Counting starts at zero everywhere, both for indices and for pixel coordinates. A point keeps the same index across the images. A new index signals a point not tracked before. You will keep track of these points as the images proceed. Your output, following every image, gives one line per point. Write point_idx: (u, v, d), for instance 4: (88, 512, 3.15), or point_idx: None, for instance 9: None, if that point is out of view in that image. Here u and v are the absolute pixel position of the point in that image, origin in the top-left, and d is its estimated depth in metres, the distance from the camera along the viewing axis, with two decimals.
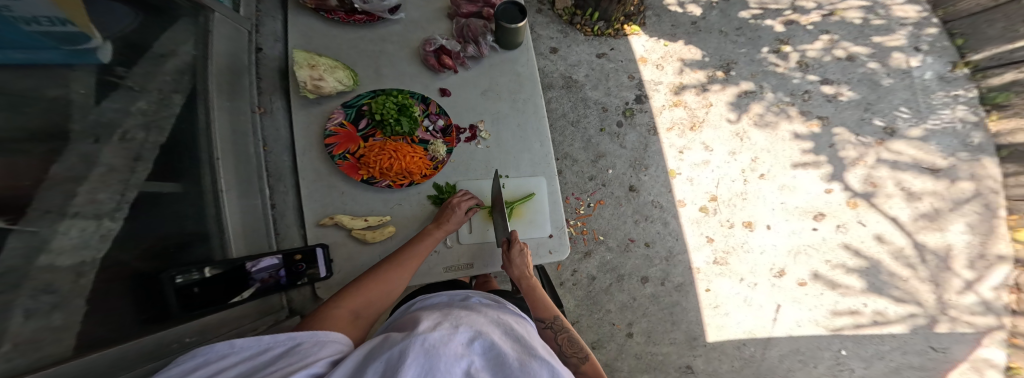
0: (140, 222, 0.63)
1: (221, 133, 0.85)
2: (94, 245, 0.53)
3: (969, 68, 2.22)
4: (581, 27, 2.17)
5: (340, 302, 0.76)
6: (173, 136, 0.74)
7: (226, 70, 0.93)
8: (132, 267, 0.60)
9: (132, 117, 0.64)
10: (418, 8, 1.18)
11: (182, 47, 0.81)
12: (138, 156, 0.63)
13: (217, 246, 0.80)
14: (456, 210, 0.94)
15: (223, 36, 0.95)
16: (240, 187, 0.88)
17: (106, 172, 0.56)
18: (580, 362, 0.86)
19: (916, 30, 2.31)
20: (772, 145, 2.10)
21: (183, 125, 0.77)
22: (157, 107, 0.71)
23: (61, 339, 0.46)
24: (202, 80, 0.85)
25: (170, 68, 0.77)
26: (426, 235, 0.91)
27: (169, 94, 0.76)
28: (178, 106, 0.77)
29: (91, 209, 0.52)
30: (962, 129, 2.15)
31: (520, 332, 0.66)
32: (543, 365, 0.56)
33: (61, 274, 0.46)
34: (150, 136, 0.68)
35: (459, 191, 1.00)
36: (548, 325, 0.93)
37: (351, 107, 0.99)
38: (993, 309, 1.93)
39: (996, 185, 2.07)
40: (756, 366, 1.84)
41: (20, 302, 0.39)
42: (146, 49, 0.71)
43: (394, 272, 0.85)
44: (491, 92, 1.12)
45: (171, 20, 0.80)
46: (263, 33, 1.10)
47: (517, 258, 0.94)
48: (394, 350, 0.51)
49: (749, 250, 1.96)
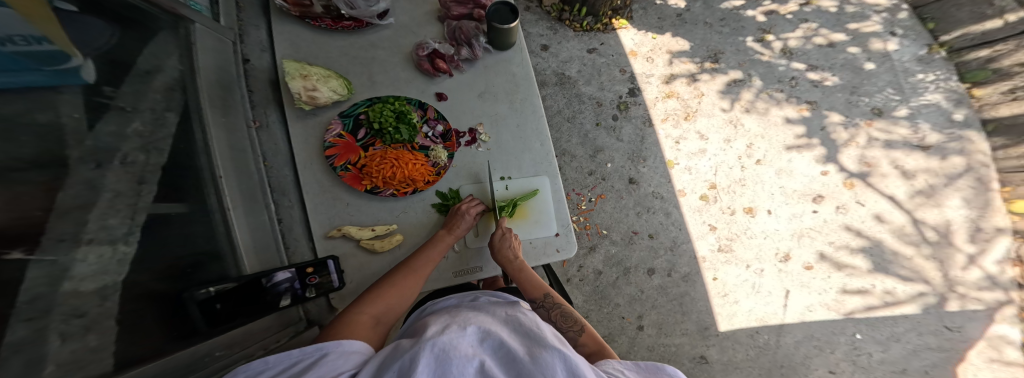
0: (150, 245, 0.62)
1: (220, 150, 0.85)
2: (114, 270, 0.53)
3: (944, 50, 2.19)
4: (569, 23, 2.17)
5: (362, 308, 0.77)
6: (174, 156, 0.73)
7: (217, 86, 0.92)
8: (150, 288, 0.60)
9: (130, 141, 0.62)
10: (407, 12, 1.18)
11: (167, 61, 0.79)
12: (141, 179, 0.62)
13: (230, 264, 0.80)
14: (465, 216, 0.95)
15: (208, 48, 0.94)
16: (247, 205, 0.88)
17: (113, 197, 0.55)
18: (576, 334, 0.85)
19: (890, 16, 2.29)
20: (766, 130, 2.08)
21: (182, 144, 0.76)
22: (153, 127, 0.69)
23: (101, 358, 0.47)
24: (194, 96, 0.83)
25: (158, 85, 0.74)
26: (437, 240, 0.91)
27: (162, 113, 0.73)
28: (173, 125, 0.75)
29: (105, 236, 0.52)
30: (947, 106, 2.11)
31: (530, 323, 0.66)
32: (555, 355, 0.55)
33: (87, 298, 0.47)
34: (150, 158, 0.66)
35: (465, 197, 1.01)
36: (540, 304, 0.94)
37: (349, 116, 0.99)
38: (999, 283, 1.89)
39: (987, 159, 2.03)
40: (771, 353, 1.82)
41: (53, 327, 0.41)
42: (131, 66, 0.68)
43: (412, 277, 0.85)
44: (487, 95, 1.12)
45: (152, 32, 0.77)
46: (248, 42, 1.09)
47: (498, 241, 0.96)
48: (405, 359, 0.52)
49: (752, 236, 1.94)
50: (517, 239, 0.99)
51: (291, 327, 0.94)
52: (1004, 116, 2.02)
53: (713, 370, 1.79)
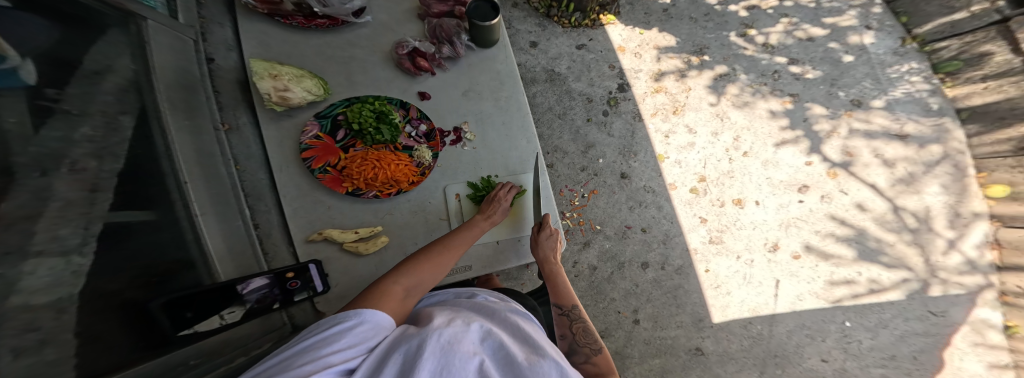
0: (111, 256, 0.60)
1: (184, 155, 0.83)
2: (69, 282, 0.51)
3: (917, 42, 2.23)
4: (558, 19, 2.17)
5: (396, 279, 0.71)
6: (133, 161, 0.70)
7: (177, 86, 0.89)
8: (114, 296, 0.59)
9: (79, 146, 0.58)
10: (385, 10, 1.16)
11: (119, 60, 0.74)
12: (94, 187, 0.59)
13: (203, 273, 0.79)
14: (501, 203, 0.94)
15: (165, 46, 0.91)
16: (219, 211, 0.88)
17: (63, 206, 0.52)
18: (591, 353, 0.79)
19: (865, 11, 2.33)
20: (751, 122, 2.10)
21: (141, 149, 0.73)
22: (106, 131, 0.65)
23: (61, 372, 0.45)
24: (152, 98, 0.80)
25: (110, 86, 0.69)
26: (472, 224, 0.90)
27: (117, 116, 0.69)
28: (128, 130, 0.71)
29: (56, 247, 0.50)
30: (921, 97, 2.15)
31: (529, 331, 0.65)
32: (552, 365, 0.54)
33: (42, 312, 0.45)
34: (103, 164, 0.63)
35: (500, 185, 0.99)
36: (565, 312, 0.91)
37: (326, 117, 0.97)
38: (978, 267, 1.94)
39: (962, 146, 2.07)
40: (765, 343, 1.83)
41: (5, 342, 0.38)
42: (78, 65, 0.63)
43: (447, 253, 0.81)
44: (472, 93, 1.11)
45: (100, 29, 0.72)
46: (211, 41, 1.07)
47: (546, 241, 0.98)
48: (412, 343, 0.51)
49: (742, 227, 1.96)
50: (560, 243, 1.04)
51: (275, 332, 0.92)
52: (977, 105, 2.05)
53: (709, 362, 1.80)
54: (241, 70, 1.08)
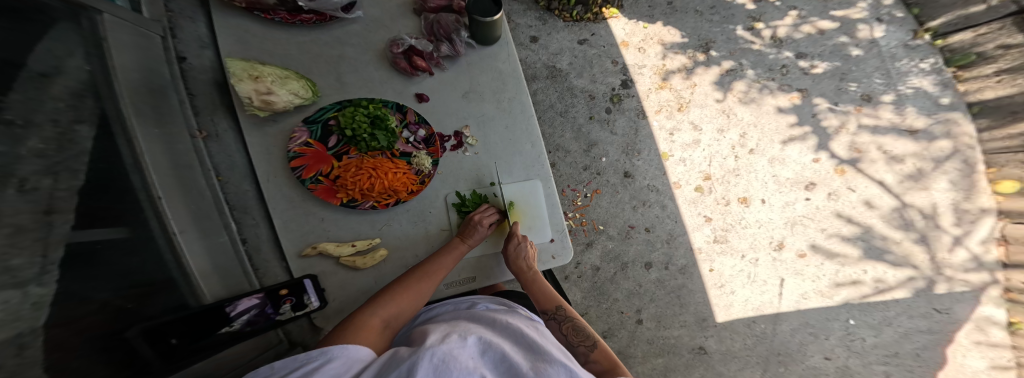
0: (71, 283, 0.54)
1: (157, 166, 0.76)
2: (28, 315, 0.46)
3: (929, 35, 2.15)
4: (558, 13, 2.08)
5: (375, 310, 0.74)
6: (93, 177, 0.63)
7: (146, 89, 0.82)
8: (80, 325, 0.54)
9: (27, 162, 0.51)
10: (377, 5, 1.08)
11: (70, 60, 0.66)
12: (49, 208, 0.53)
13: (188, 293, 0.74)
14: (479, 228, 0.89)
15: (129, 45, 0.83)
16: (201, 227, 0.82)
17: (14, 233, 0.46)
18: (588, 350, 0.86)
19: (877, 3, 2.25)
20: (758, 119, 2.05)
21: (105, 163, 0.67)
22: (58, 144, 0.58)
23: None
24: (115, 104, 0.73)
25: (60, 90, 0.61)
26: (450, 250, 0.87)
27: (71, 126, 0.62)
28: (88, 140, 0.64)
29: (9, 279, 0.44)
30: (932, 90, 2.10)
31: (533, 335, 0.61)
32: (561, 371, 0.51)
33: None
34: (58, 182, 0.56)
35: (482, 206, 0.95)
36: (552, 316, 0.96)
37: (315, 122, 0.90)
38: (984, 264, 1.92)
39: (972, 141, 2.03)
40: (769, 342, 1.81)
41: None
42: (23, 68, 0.55)
43: (421, 283, 0.81)
44: (473, 94, 1.04)
45: (46, 25, 0.64)
46: (182, 37, 0.98)
47: (513, 250, 0.92)
48: (403, 369, 0.47)
49: (747, 226, 1.92)
50: (533, 249, 0.96)
51: (271, 351, 0.88)
52: (988, 99, 2.00)
53: (712, 361, 1.79)
54: (216, 70, 1.00)
